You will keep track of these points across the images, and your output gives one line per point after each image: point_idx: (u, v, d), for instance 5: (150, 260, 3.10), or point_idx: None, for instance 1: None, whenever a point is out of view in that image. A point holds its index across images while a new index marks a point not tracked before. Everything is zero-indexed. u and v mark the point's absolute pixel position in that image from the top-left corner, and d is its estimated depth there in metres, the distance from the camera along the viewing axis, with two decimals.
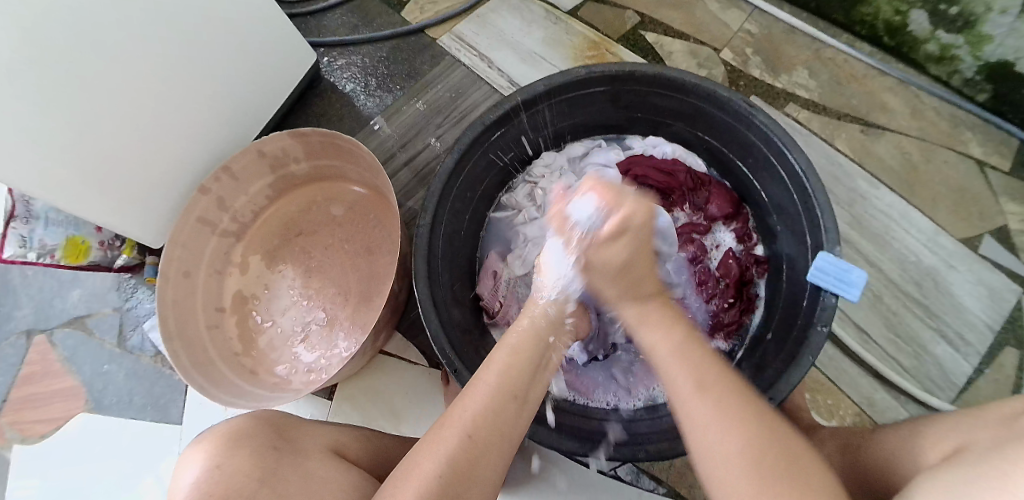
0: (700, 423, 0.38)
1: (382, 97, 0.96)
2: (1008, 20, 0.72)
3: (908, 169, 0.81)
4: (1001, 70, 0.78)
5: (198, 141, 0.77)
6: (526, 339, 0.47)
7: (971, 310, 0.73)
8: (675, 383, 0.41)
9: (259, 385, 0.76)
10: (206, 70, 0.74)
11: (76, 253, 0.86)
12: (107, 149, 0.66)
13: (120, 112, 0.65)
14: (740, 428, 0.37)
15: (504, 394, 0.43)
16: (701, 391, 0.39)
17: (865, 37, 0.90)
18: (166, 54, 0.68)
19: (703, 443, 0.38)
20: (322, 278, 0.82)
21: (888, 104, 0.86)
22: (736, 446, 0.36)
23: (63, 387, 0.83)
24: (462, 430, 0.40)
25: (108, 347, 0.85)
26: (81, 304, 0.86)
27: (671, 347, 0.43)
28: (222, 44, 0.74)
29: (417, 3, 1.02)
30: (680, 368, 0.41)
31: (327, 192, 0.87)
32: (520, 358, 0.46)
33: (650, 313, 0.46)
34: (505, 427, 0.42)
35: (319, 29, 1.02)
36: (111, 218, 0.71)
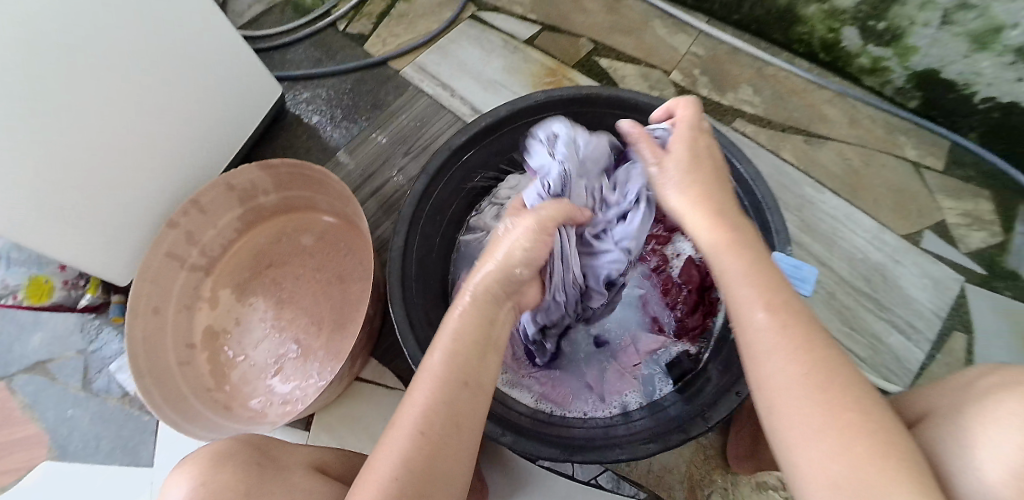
0: (766, 345, 0.40)
1: (349, 127, 0.97)
2: (931, 32, 0.79)
3: (851, 173, 0.87)
4: (928, 78, 0.85)
5: (163, 175, 0.77)
6: (467, 318, 0.44)
7: (919, 299, 0.78)
8: (744, 307, 0.43)
9: (234, 419, 0.75)
10: (201, 63, 0.76)
11: (39, 293, 0.85)
12: (73, 186, 0.65)
13: (85, 149, 0.65)
14: (806, 355, 0.39)
15: (452, 384, 0.41)
16: (773, 310, 0.41)
17: (802, 54, 0.96)
18: (133, 90, 0.68)
19: (765, 362, 0.40)
20: (294, 309, 0.82)
21: (828, 115, 0.91)
22: (800, 372, 0.38)
23: (24, 436, 0.80)
24: (411, 431, 0.39)
25: (71, 391, 0.82)
26: (42, 347, 0.84)
27: (744, 270, 0.44)
28: (216, 36, 0.76)
29: (379, 36, 1.05)
30: (757, 293, 0.42)
31: (297, 222, 0.87)
32: (461, 341, 0.43)
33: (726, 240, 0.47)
34: (458, 417, 0.40)
35: (284, 63, 1.05)
36: (104, 222, 0.72)
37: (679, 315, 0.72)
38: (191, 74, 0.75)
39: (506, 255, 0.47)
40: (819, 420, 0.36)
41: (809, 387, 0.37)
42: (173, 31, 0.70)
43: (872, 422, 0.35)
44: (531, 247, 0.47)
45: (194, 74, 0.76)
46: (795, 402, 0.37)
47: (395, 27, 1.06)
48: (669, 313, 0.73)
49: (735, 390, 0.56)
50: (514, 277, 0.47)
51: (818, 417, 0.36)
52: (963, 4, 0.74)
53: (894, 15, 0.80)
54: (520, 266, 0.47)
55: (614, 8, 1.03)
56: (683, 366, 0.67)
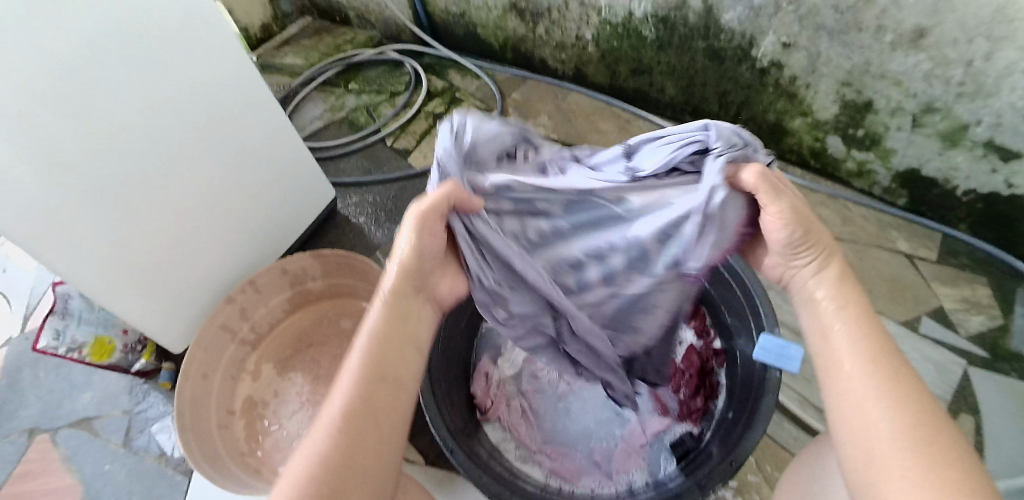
0: (857, 392, 0.43)
1: (389, 228, 1.12)
2: (905, 135, 0.89)
3: (845, 266, 0.91)
4: (911, 177, 0.92)
5: (223, 253, 0.91)
6: (387, 323, 0.49)
7: (919, 383, 0.75)
8: (841, 354, 0.45)
9: (264, 480, 0.80)
10: (273, 162, 0.93)
11: (101, 352, 0.93)
12: (151, 254, 0.78)
13: (168, 225, 0.79)
14: (901, 405, 0.42)
15: (371, 380, 0.46)
16: (872, 361, 0.44)
17: (796, 163, 1.07)
18: (215, 182, 0.84)
19: (860, 409, 0.43)
20: (328, 385, 0.90)
21: (821, 215, 0.99)
22: (895, 420, 0.41)
23: (59, 486, 0.87)
24: (329, 427, 0.43)
25: (112, 447, 0.90)
26: (90, 404, 0.95)
27: (844, 322, 0.46)
28: (288, 141, 0.95)
29: (420, 151, 1.24)
30: (861, 342, 0.45)
31: (338, 307, 0.98)
32: (378, 343, 0.48)
33: (838, 290, 0.48)
34: (372, 412, 0.45)
35: (336, 172, 1.23)
36: (174, 289, 0.84)
37: (683, 398, 0.74)
38: (263, 171, 0.92)
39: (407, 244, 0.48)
40: (906, 461, 0.39)
41: (903, 432, 0.40)
42: (250, 137, 0.87)
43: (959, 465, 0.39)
44: (421, 236, 0.48)
45: (262, 172, 0.92)
46: (888, 445, 0.40)
47: (435, 144, 1.24)
48: (672, 394, 0.76)
49: (729, 461, 0.59)
50: (420, 262, 0.49)
51: (908, 461, 0.39)
52: (927, 109, 0.83)
53: (870, 123, 0.91)
54: (427, 253, 0.49)
55: (626, 128, 1.20)
56: (686, 445, 0.70)
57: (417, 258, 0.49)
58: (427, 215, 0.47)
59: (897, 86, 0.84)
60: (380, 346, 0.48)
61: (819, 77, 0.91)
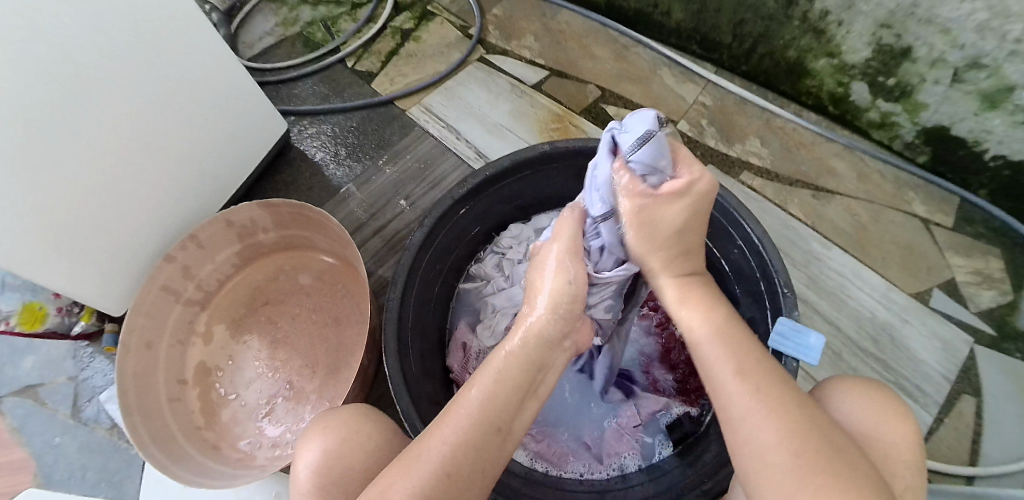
0: (740, 412, 0.38)
1: (351, 167, 0.97)
2: (941, 90, 0.78)
3: (858, 228, 0.86)
4: (937, 134, 0.84)
5: (164, 200, 0.79)
6: (513, 363, 0.44)
7: (927, 362, 0.76)
8: (711, 371, 0.41)
9: (222, 461, 0.74)
10: (218, 94, 0.80)
11: (32, 319, 0.85)
12: (74, 209, 0.67)
13: (92, 174, 0.67)
14: (784, 416, 0.37)
15: (484, 429, 0.42)
16: (743, 375, 0.39)
17: (811, 106, 0.96)
18: (142, 119, 0.71)
19: (745, 430, 0.38)
20: (288, 350, 0.82)
21: (835, 169, 0.91)
22: (778, 435, 0.36)
23: (10, 460, 0.82)
24: (437, 468, 0.40)
25: (60, 418, 0.84)
26: (34, 371, 0.87)
27: (711, 333, 0.42)
28: (232, 70, 0.81)
29: (386, 75, 1.06)
30: (721, 350, 0.41)
31: (294, 260, 0.89)
32: (503, 383, 0.43)
33: (688, 291, 0.45)
34: (483, 460, 0.42)
35: (289, 98, 1.06)
36: (109, 243, 0.74)
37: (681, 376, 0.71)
38: (206, 103, 0.79)
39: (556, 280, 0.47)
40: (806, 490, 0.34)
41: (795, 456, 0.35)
42: (181, 64, 0.73)
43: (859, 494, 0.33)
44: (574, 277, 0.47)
45: (200, 104, 0.78)
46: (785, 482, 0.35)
47: (404, 66, 1.07)
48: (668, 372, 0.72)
49: None
50: (568, 301, 0.46)
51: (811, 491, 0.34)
52: (973, 64, 0.73)
53: (904, 72, 0.80)
54: (574, 296, 0.47)
55: (623, 55, 1.04)
56: (685, 429, 0.67)
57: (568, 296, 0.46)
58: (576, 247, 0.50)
59: (944, 33, 0.73)
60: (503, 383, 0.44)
61: (856, 15, 0.78)
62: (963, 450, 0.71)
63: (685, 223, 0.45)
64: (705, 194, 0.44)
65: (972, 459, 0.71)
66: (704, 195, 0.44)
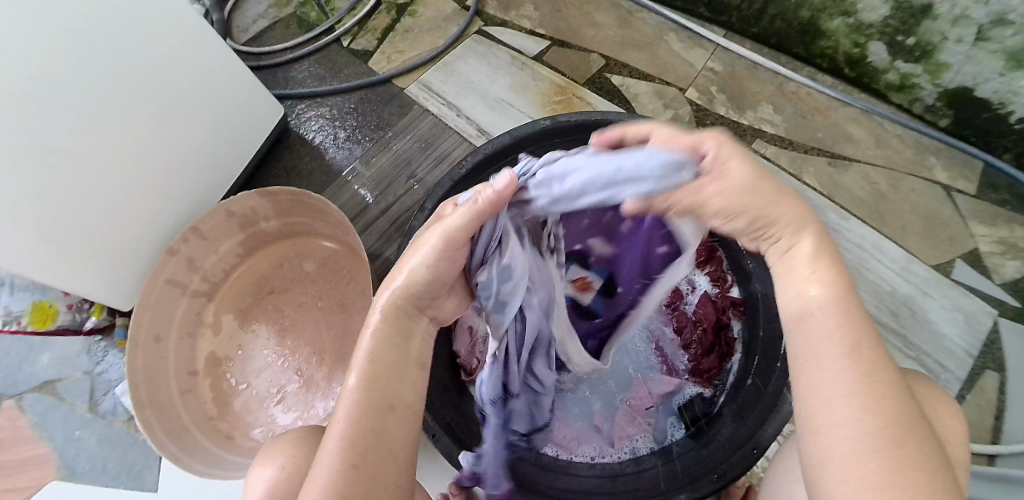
0: (843, 391, 0.34)
1: (352, 149, 0.95)
2: (964, 48, 0.74)
3: (877, 198, 0.82)
4: (961, 96, 0.80)
5: (167, 195, 0.80)
6: (379, 344, 0.42)
7: (948, 335, 0.74)
8: (818, 345, 0.36)
9: (235, 450, 0.77)
10: (212, 89, 0.80)
11: (43, 318, 0.89)
12: (75, 219, 0.68)
13: (89, 177, 0.68)
14: (882, 405, 0.33)
15: (372, 410, 0.40)
16: (855, 355, 0.35)
17: (826, 69, 0.91)
18: (137, 120, 0.71)
19: (831, 412, 0.34)
20: (296, 338, 0.83)
21: (852, 135, 0.87)
22: (873, 424, 0.33)
23: (35, 454, 0.84)
24: (344, 464, 0.38)
25: (79, 412, 0.86)
26: (50, 368, 0.88)
27: (834, 308, 0.36)
28: (223, 62, 0.80)
29: (384, 52, 1.03)
30: (841, 326, 0.36)
31: (298, 248, 0.88)
32: (377, 363, 0.41)
33: (817, 263, 0.37)
34: (387, 438, 0.40)
35: (286, 81, 1.03)
36: (122, 249, 0.76)
37: (694, 356, 0.68)
38: (202, 101, 0.79)
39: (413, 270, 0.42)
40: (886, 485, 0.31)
41: (878, 446, 0.32)
42: (166, 58, 0.71)
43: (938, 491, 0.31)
44: (436, 264, 0.41)
45: (192, 98, 0.77)
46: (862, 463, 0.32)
47: (400, 42, 1.03)
48: (681, 353, 0.70)
49: (751, 446, 0.57)
50: (424, 292, 0.43)
51: (885, 476, 0.31)
52: (999, 20, 0.69)
53: (924, 30, 0.75)
54: (434, 276, 0.42)
55: (627, 21, 0.99)
56: (695, 410, 0.65)
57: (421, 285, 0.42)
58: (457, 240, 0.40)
59: None
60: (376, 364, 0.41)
61: None
62: (983, 428, 0.70)
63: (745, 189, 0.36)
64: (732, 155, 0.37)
65: (994, 436, 0.69)
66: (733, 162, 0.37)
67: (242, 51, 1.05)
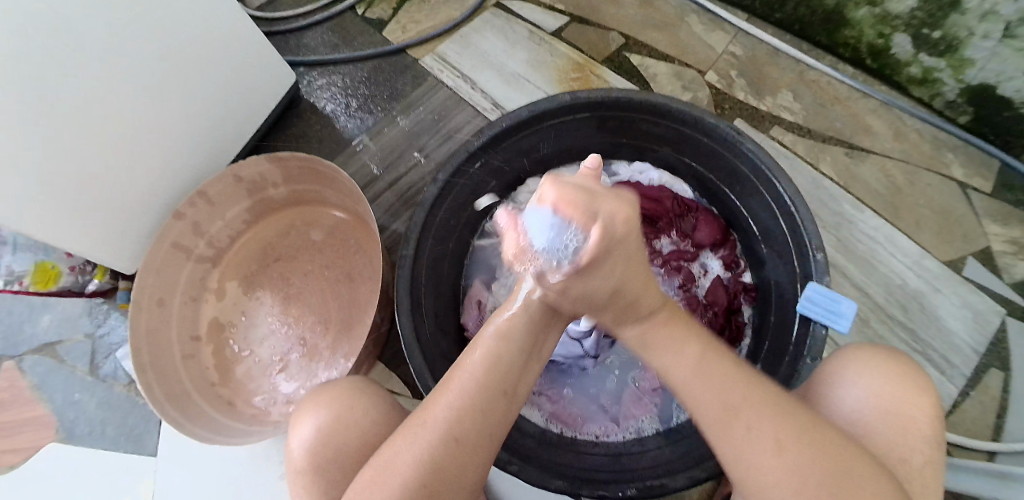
0: (740, 455, 0.36)
1: (364, 118, 0.94)
2: (990, 44, 0.73)
3: (892, 191, 0.82)
4: (983, 93, 0.78)
5: (168, 163, 0.78)
6: (517, 322, 0.41)
7: (955, 332, 0.74)
8: (698, 407, 0.38)
9: (236, 417, 0.77)
10: (214, 53, 0.77)
11: (45, 279, 0.88)
12: (72, 191, 0.66)
13: (85, 143, 0.66)
14: (789, 457, 0.35)
15: (490, 392, 0.38)
16: (734, 412, 0.36)
17: (848, 59, 0.90)
18: (137, 86, 0.69)
19: (747, 474, 0.36)
20: (301, 306, 0.82)
21: (871, 127, 0.86)
22: (776, 480, 0.35)
23: (34, 416, 0.84)
24: (447, 436, 0.36)
25: (79, 375, 0.86)
26: (51, 329, 0.88)
27: (688, 371, 0.38)
28: (228, 26, 0.77)
29: (399, 22, 1.01)
30: (711, 383, 0.37)
31: (306, 216, 0.87)
32: (509, 346, 0.40)
33: (653, 336, 0.40)
34: (493, 425, 0.38)
35: (299, 48, 1.01)
36: (124, 215, 0.75)
37: None
38: (204, 65, 0.76)
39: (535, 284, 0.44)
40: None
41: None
42: (170, 21, 0.69)
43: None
44: None
45: (193, 64, 0.75)
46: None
47: (416, 13, 1.01)
48: None
49: None
50: None
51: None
52: None
53: (950, 24, 0.74)
54: None
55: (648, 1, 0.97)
56: None
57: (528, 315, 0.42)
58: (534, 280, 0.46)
59: None
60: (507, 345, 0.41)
61: None
62: (985, 426, 0.70)
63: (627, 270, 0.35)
64: (628, 234, 0.33)
65: (995, 434, 0.70)
66: (629, 236, 0.33)
67: (255, 16, 1.03)
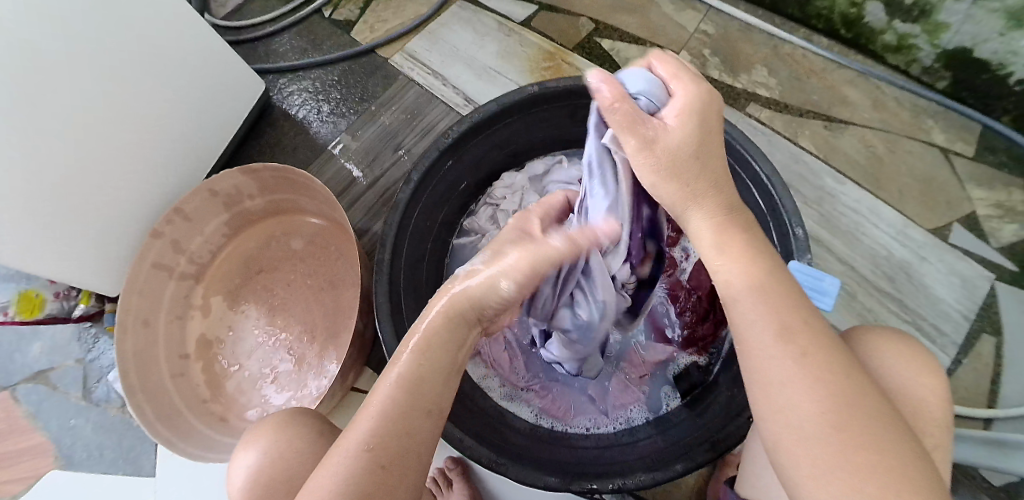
0: (778, 376, 0.34)
1: (337, 122, 0.93)
2: (963, 7, 0.72)
3: (873, 161, 0.81)
4: (959, 56, 0.77)
5: (139, 182, 0.76)
6: (437, 331, 0.39)
7: (945, 300, 0.74)
8: (748, 332, 0.36)
9: (230, 433, 0.76)
10: (182, 67, 0.76)
11: (31, 307, 0.88)
12: (48, 217, 0.65)
13: (53, 168, 0.64)
14: (825, 387, 0.33)
15: (410, 413, 0.37)
16: (785, 336, 0.35)
17: (822, 31, 0.89)
18: (105, 108, 0.68)
19: (778, 402, 0.34)
20: (286, 316, 0.82)
21: (848, 97, 0.85)
22: (816, 408, 0.33)
23: (31, 445, 0.84)
24: (371, 462, 0.35)
25: (73, 401, 0.85)
26: (42, 357, 0.87)
27: (752, 289, 0.36)
28: (193, 39, 0.75)
29: (366, 22, 0.99)
30: (766, 312, 0.36)
31: (285, 225, 0.86)
32: (428, 363, 0.38)
33: (727, 237, 0.37)
34: (419, 445, 0.37)
35: (268, 55, 0.99)
36: (104, 237, 0.74)
37: (687, 323, 0.68)
38: (173, 80, 0.75)
39: (491, 279, 0.39)
40: (840, 469, 0.32)
41: (829, 432, 0.32)
42: (129, 37, 0.67)
43: (902, 476, 0.31)
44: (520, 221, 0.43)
45: (160, 80, 0.73)
46: (810, 450, 0.33)
47: (383, 11, 0.99)
48: (676, 319, 0.69)
49: (746, 413, 0.52)
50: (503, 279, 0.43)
51: (836, 456, 0.32)
52: None
53: None
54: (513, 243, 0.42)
55: None
56: (692, 378, 0.64)
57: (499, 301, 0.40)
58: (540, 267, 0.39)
59: None
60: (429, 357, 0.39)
61: None
62: (980, 393, 0.70)
63: (701, 137, 0.37)
64: (707, 107, 0.37)
65: (990, 400, 0.69)
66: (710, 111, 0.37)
67: (221, 26, 1.01)
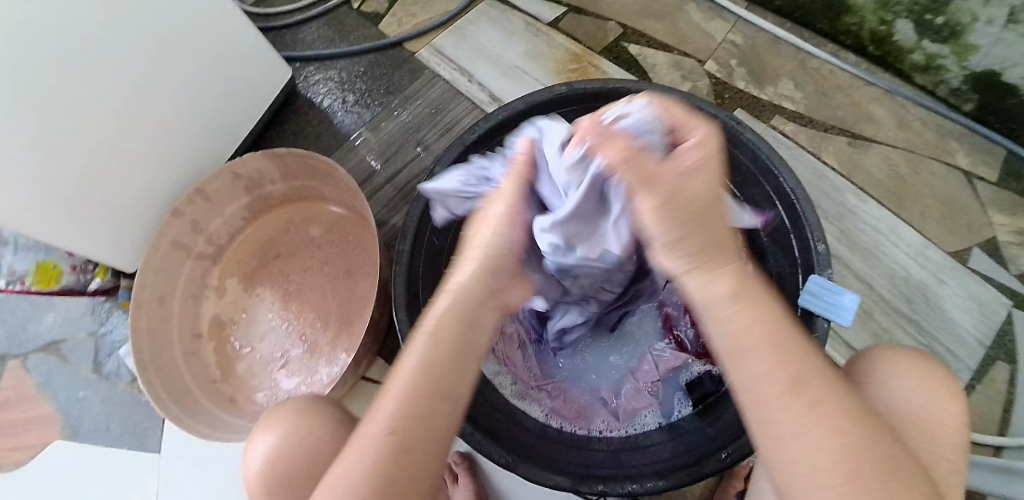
0: (789, 431, 0.32)
1: (361, 113, 0.93)
2: (994, 31, 0.71)
3: (895, 180, 0.81)
4: (987, 79, 0.77)
5: (152, 172, 0.76)
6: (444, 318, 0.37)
7: (961, 324, 0.73)
8: (760, 384, 0.33)
9: (240, 413, 0.77)
10: (209, 49, 0.76)
11: (48, 278, 0.89)
12: (69, 190, 0.66)
13: (77, 141, 0.65)
14: (843, 438, 0.32)
15: (427, 397, 0.36)
16: (796, 390, 0.32)
17: (850, 47, 0.88)
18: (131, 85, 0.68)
19: (788, 455, 0.32)
20: (300, 302, 0.82)
21: (873, 115, 0.85)
22: (829, 459, 0.31)
23: (40, 414, 0.85)
24: (389, 447, 0.35)
25: (83, 373, 0.86)
26: (55, 328, 0.88)
27: (763, 336, 0.33)
28: (222, 22, 0.76)
29: (395, 15, 1.00)
30: (777, 360, 0.33)
31: (305, 212, 0.87)
32: (439, 349, 0.37)
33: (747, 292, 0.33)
34: (437, 427, 0.36)
35: (295, 43, 1.00)
36: (123, 211, 0.74)
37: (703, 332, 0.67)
38: (200, 61, 0.76)
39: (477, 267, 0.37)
40: None
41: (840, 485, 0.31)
42: (159, 17, 0.68)
43: None
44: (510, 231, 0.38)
45: (188, 62, 0.74)
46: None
47: (412, 5, 1.00)
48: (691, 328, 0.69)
49: None
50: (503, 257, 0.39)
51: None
52: None
53: (954, 9, 0.72)
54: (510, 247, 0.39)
55: None
56: (704, 389, 0.64)
57: (491, 252, 0.38)
58: (514, 203, 0.40)
59: None
60: (439, 342, 0.37)
61: None
62: (991, 420, 0.70)
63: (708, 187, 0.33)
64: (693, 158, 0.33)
65: (1001, 428, 0.69)
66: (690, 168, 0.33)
67: (251, 12, 1.02)
